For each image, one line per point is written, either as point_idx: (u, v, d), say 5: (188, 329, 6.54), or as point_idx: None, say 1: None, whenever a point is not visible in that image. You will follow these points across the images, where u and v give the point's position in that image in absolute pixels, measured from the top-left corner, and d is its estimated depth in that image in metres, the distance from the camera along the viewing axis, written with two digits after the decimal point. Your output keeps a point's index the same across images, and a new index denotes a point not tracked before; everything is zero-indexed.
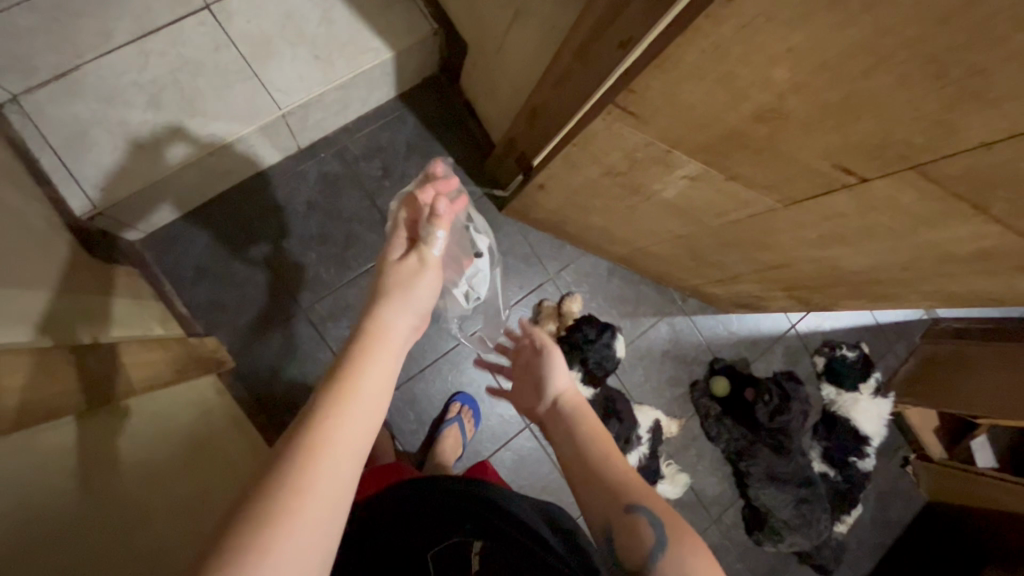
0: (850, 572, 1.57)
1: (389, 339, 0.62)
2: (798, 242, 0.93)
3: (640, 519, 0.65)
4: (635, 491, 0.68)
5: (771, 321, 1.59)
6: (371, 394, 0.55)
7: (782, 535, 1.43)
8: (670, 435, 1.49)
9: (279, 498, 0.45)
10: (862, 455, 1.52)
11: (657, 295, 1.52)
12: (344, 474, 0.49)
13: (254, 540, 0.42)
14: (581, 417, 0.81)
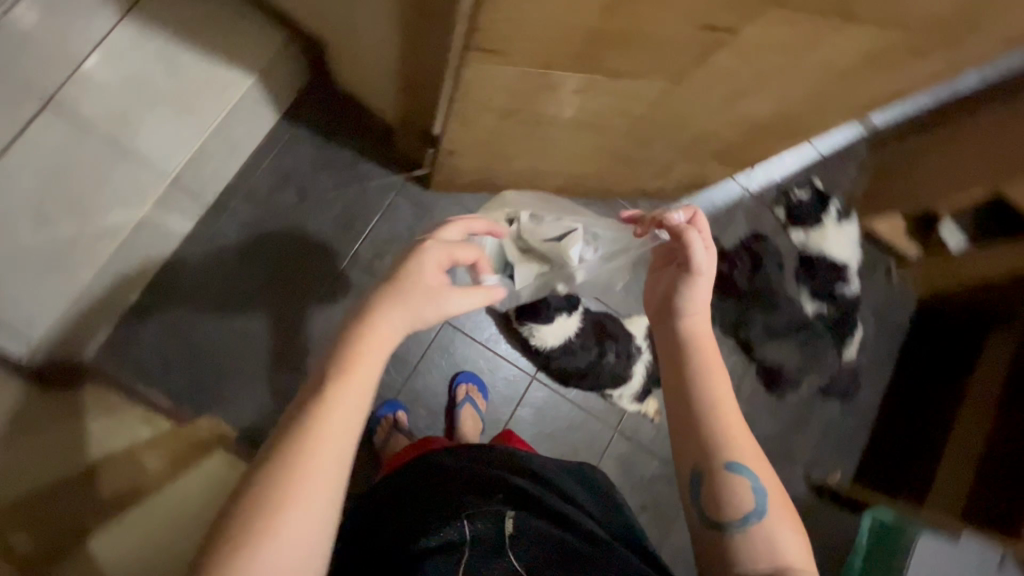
0: (872, 388, 1.65)
1: (390, 333, 0.66)
2: (706, 112, 0.93)
3: (741, 481, 0.69)
4: (739, 450, 0.71)
5: (724, 192, 1.61)
6: (356, 395, 0.61)
7: (798, 380, 1.53)
8: None
9: (280, 499, 0.54)
10: (845, 282, 1.58)
11: (607, 210, 1.52)
12: (328, 471, 0.56)
13: (254, 531, 0.52)
14: (716, 383, 0.74)
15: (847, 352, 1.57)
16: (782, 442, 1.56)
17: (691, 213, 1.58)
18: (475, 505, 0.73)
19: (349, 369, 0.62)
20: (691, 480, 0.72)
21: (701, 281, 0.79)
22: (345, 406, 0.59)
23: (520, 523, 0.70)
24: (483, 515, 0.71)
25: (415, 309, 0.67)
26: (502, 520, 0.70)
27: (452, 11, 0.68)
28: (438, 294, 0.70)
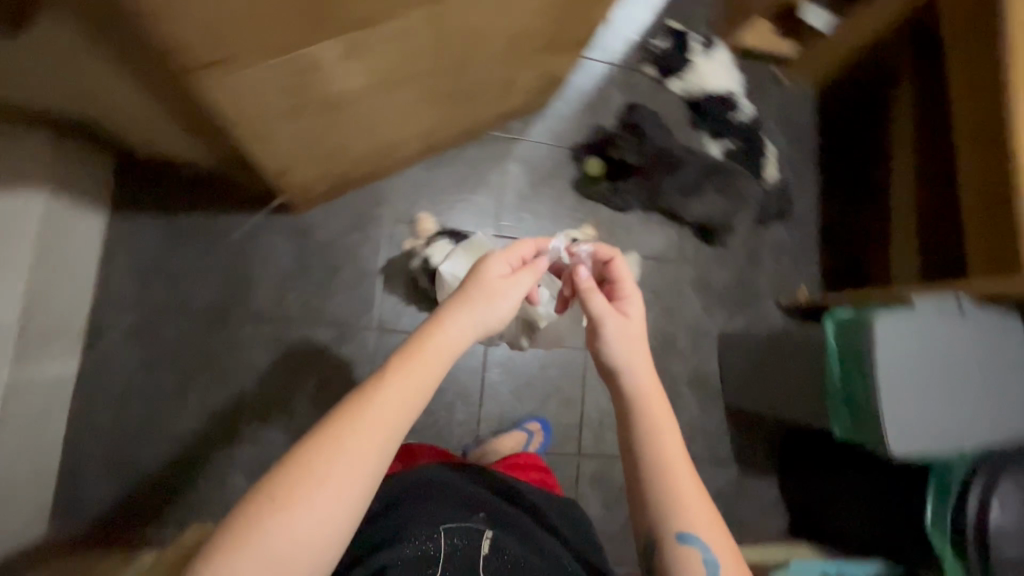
0: (804, 195, 1.66)
1: (466, 312, 0.75)
2: (498, 17, 0.85)
3: (693, 551, 0.71)
4: (692, 519, 0.72)
5: (588, 76, 1.53)
6: (421, 378, 0.68)
7: (729, 223, 1.52)
8: (592, 238, 1.48)
9: (301, 488, 0.59)
10: (737, 108, 1.56)
11: (484, 148, 1.45)
12: (369, 452, 0.62)
13: (273, 510, 0.58)
14: (668, 439, 0.75)
15: (769, 175, 1.57)
16: (743, 284, 1.59)
17: (566, 113, 1.50)
18: (452, 522, 0.80)
19: (425, 346, 0.71)
20: (648, 545, 0.75)
21: (614, 331, 0.82)
22: (404, 393, 0.66)
23: (495, 542, 0.79)
24: (458, 533, 0.79)
25: (483, 298, 0.77)
26: (478, 538, 0.79)
27: (142, 40, 0.58)
28: (504, 288, 0.79)
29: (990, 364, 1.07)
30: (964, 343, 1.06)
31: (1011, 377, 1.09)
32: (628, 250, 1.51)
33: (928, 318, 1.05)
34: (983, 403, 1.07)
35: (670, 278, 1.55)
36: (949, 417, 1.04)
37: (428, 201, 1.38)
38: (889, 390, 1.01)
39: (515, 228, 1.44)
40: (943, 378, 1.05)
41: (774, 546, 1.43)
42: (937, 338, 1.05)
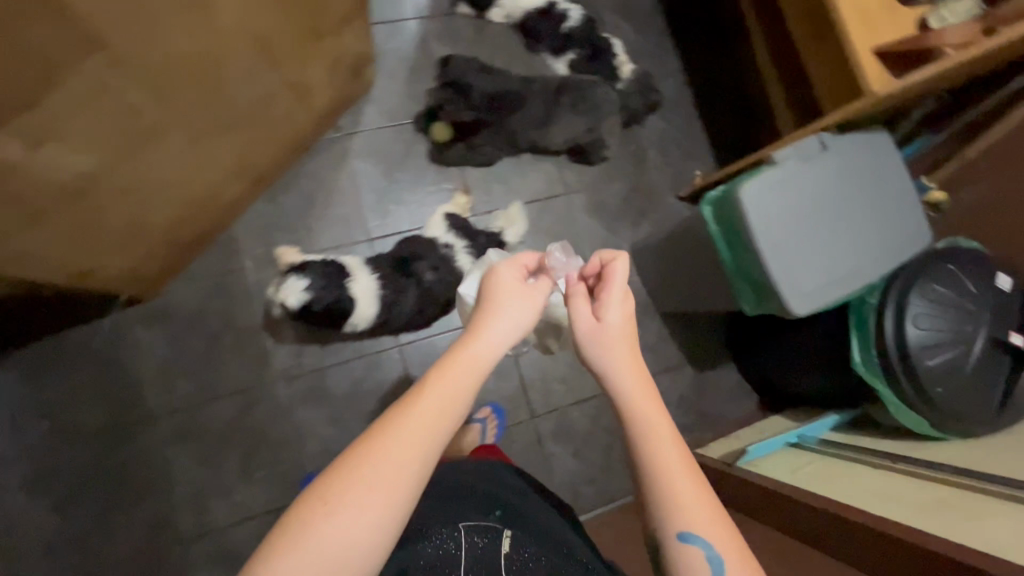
0: (669, 78, 1.58)
1: (491, 318, 0.66)
2: (221, 31, 0.77)
3: (697, 553, 0.62)
4: (693, 521, 0.62)
5: (402, 40, 1.41)
6: (461, 390, 0.61)
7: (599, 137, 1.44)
8: (468, 206, 1.39)
9: (318, 507, 0.54)
10: (566, 15, 1.44)
11: (325, 155, 1.35)
12: (403, 470, 0.56)
13: (292, 527, 0.53)
14: (661, 444, 0.65)
15: (625, 71, 1.48)
16: (637, 190, 1.54)
17: (394, 86, 1.40)
18: (473, 520, 0.81)
19: (457, 359, 0.63)
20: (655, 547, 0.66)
21: (603, 334, 0.70)
22: (438, 411, 0.59)
23: (515, 536, 0.79)
24: (480, 529, 0.80)
25: (505, 306, 0.67)
26: (497, 534, 0.79)
27: None
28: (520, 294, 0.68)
29: (867, 188, 1.04)
30: (834, 176, 1.02)
31: (891, 194, 1.06)
32: (509, 201, 1.45)
33: (792, 162, 1.01)
34: (871, 228, 1.04)
35: (563, 213, 1.49)
36: (843, 254, 1.01)
37: (285, 231, 1.30)
38: (771, 246, 0.98)
39: (386, 223, 1.36)
40: (823, 217, 1.01)
41: (745, 427, 1.44)
42: (806, 179, 1.01)
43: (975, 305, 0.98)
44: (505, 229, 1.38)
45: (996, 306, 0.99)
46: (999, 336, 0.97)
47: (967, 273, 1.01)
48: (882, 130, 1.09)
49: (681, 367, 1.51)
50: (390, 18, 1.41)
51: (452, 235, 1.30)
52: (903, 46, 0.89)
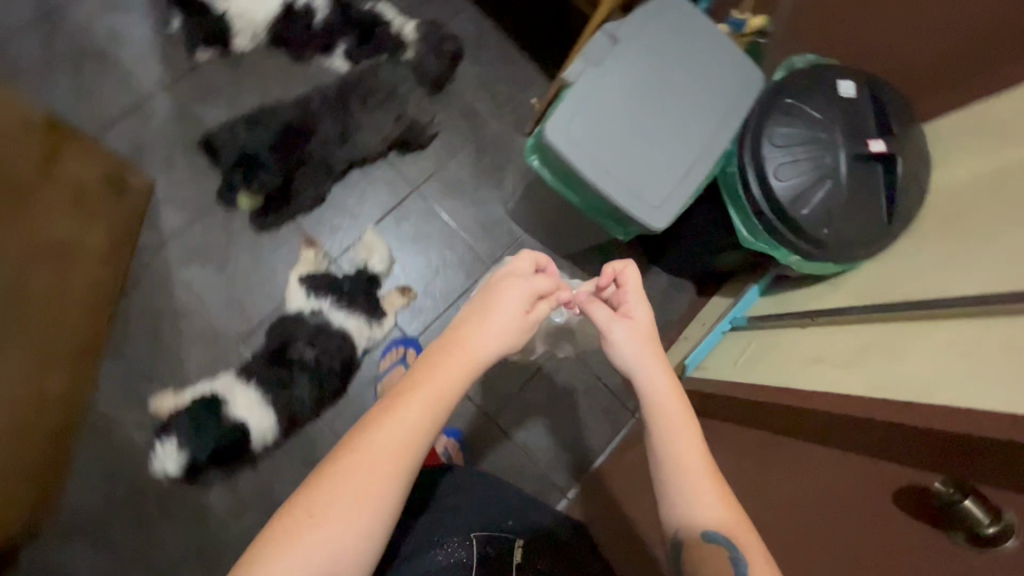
0: (459, 16, 1.42)
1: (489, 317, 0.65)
2: None
3: (717, 550, 0.62)
4: (715, 518, 0.63)
5: (157, 121, 1.23)
6: (450, 388, 0.61)
7: (416, 119, 1.33)
8: (320, 255, 1.26)
9: (301, 514, 0.53)
10: (311, 11, 1.27)
11: (144, 282, 1.20)
12: (390, 476, 0.56)
13: (280, 535, 0.53)
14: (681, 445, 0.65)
15: (408, 33, 1.33)
16: (484, 148, 1.41)
17: (176, 173, 1.23)
18: (485, 529, 0.80)
19: (444, 357, 0.62)
20: (675, 547, 0.66)
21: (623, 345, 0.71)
22: (414, 415, 0.58)
23: (527, 547, 0.79)
24: (492, 540, 0.79)
25: (506, 307, 0.66)
26: (509, 544, 0.79)
27: None
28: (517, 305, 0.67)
29: (676, 63, 0.95)
30: (638, 68, 0.93)
31: (705, 55, 0.97)
32: (361, 226, 1.31)
33: (590, 76, 0.91)
34: (698, 102, 0.96)
35: (424, 210, 1.36)
36: (678, 143, 0.94)
37: (147, 380, 1.17)
38: (607, 173, 0.90)
39: (248, 315, 1.23)
40: (645, 117, 0.93)
41: (692, 323, 1.40)
42: (612, 87, 0.91)
43: (825, 132, 0.92)
44: (368, 260, 1.27)
45: (847, 120, 0.92)
46: (860, 150, 0.91)
47: (808, 99, 0.93)
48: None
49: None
50: (131, 105, 1.22)
51: (316, 299, 1.20)
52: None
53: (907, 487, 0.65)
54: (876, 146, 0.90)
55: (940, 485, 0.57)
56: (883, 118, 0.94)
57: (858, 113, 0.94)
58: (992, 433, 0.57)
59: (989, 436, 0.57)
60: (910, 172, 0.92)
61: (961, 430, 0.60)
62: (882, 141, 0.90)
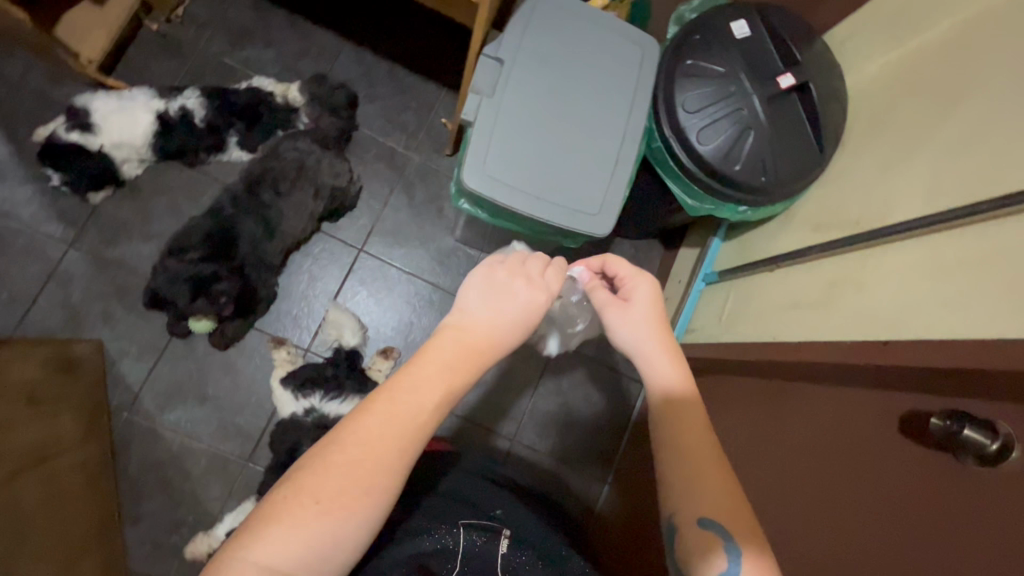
0: (338, 59, 1.35)
1: (501, 309, 0.61)
2: None
3: (711, 535, 0.56)
4: (715, 503, 0.57)
5: (79, 280, 1.18)
6: (456, 379, 0.57)
7: (339, 177, 1.21)
8: (292, 350, 1.24)
9: (306, 500, 0.50)
10: (187, 112, 1.17)
11: (132, 441, 1.17)
12: (393, 468, 0.52)
13: (282, 510, 0.49)
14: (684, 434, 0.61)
15: (294, 96, 1.26)
16: (412, 182, 1.37)
17: (120, 322, 1.19)
18: (475, 517, 0.76)
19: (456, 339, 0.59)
20: (669, 532, 0.59)
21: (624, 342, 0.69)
22: (421, 405, 0.55)
23: (516, 538, 0.73)
24: (478, 527, 0.74)
25: (521, 304, 0.61)
26: (497, 533, 0.73)
27: None
28: (533, 303, 0.62)
29: (569, 60, 0.91)
30: (533, 82, 0.89)
31: (595, 41, 0.93)
32: (321, 306, 1.30)
33: (488, 109, 0.87)
34: (604, 92, 0.93)
35: (376, 266, 1.34)
36: (597, 141, 0.91)
37: (175, 531, 1.16)
38: (535, 199, 0.89)
39: (246, 432, 1.21)
40: (555, 127, 0.90)
41: (668, 279, 1.39)
42: (514, 111, 0.88)
43: (732, 83, 0.90)
44: (340, 337, 1.26)
45: (748, 61, 0.91)
46: (772, 89, 0.90)
47: (705, 54, 0.91)
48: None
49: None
50: (47, 272, 1.17)
51: (304, 397, 1.17)
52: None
53: (906, 416, 0.64)
54: (786, 81, 0.89)
55: (935, 420, 0.57)
56: (783, 47, 0.93)
57: (759, 50, 0.92)
58: (978, 364, 0.57)
59: (974, 367, 0.57)
60: (826, 89, 0.92)
61: (950, 364, 0.60)
62: (790, 75, 0.89)
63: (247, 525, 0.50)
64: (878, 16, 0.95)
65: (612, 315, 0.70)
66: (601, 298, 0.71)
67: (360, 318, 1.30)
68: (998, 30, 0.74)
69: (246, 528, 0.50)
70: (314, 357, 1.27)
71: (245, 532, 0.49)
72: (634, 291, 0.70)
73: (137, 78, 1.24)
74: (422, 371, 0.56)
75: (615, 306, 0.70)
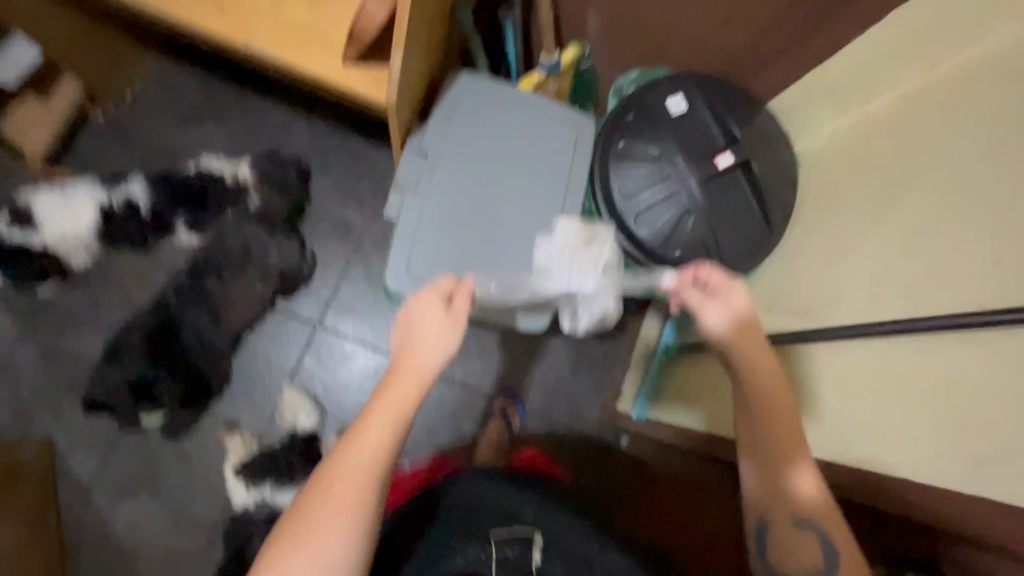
0: (289, 128, 1.31)
1: (431, 333, 0.58)
2: None
3: (806, 539, 0.57)
4: (802, 503, 0.58)
5: (29, 375, 1.17)
6: (404, 403, 0.55)
7: (286, 249, 1.21)
8: (248, 433, 1.20)
9: (291, 539, 0.51)
10: (129, 199, 1.19)
11: (83, 539, 1.14)
12: (363, 495, 0.53)
13: (274, 556, 0.51)
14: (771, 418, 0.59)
15: (243, 175, 1.24)
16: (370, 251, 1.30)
17: (70, 416, 1.17)
18: (505, 524, 0.71)
19: (400, 363, 0.57)
20: (759, 526, 0.60)
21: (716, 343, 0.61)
22: (383, 425, 0.54)
23: (549, 545, 0.70)
24: (512, 538, 0.70)
25: (449, 320, 0.59)
26: (529, 541, 0.70)
27: None
28: (459, 316, 0.59)
29: (496, 148, 0.88)
30: (458, 173, 0.87)
31: (524, 125, 0.90)
32: (277, 385, 1.24)
33: (411, 208, 0.86)
34: (535, 178, 0.89)
35: (336, 342, 1.27)
36: (529, 230, 0.87)
37: None
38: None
39: (202, 524, 1.17)
40: (485, 218, 0.87)
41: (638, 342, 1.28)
42: (439, 205, 0.86)
43: (664, 167, 0.87)
44: (295, 418, 1.21)
45: (683, 140, 0.87)
46: (709, 169, 0.86)
47: (641, 135, 0.88)
48: (463, 73, 0.90)
49: (553, 346, 1.28)
50: None
51: (256, 487, 1.16)
52: (353, 56, 0.77)
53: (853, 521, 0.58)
54: (723, 161, 0.86)
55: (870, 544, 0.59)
56: (722, 121, 0.89)
57: (694, 128, 0.89)
58: None
59: None
60: (769, 165, 0.87)
61: None
62: (728, 153, 0.87)
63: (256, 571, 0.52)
64: (826, 83, 0.89)
65: (720, 313, 0.60)
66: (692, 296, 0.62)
67: (318, 396, 1.24)
68: (939, 110, 0.68)
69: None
70: (270, 441, 1.20)
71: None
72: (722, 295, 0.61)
73: (85, 167, 1.24)
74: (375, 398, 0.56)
75: (725, 304, 0.61)
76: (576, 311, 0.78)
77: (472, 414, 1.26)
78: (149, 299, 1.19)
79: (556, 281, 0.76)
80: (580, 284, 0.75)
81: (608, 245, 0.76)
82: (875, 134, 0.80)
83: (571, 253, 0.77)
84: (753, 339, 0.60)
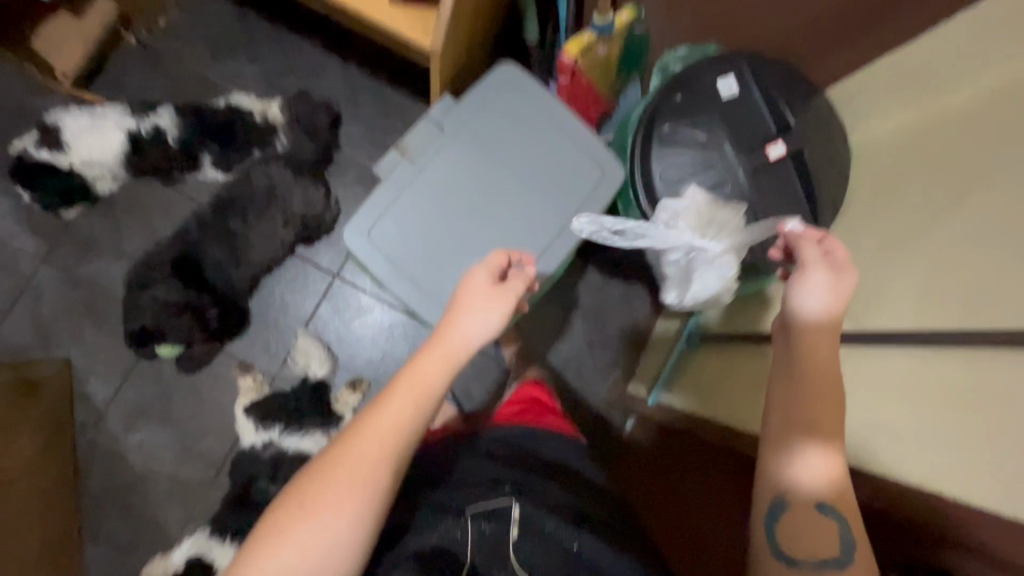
0: (320, 69, 1.27)
1: (475, 305, 0.57)
2: None
3: (829, 526, 0.51)
4: (818, 482, 0.52)
5: (49, 295, 1.18)
6: (437, 374, 0.54)
7: (316, 201, 1.17)
8: (261, 375, 1.21)
9: (297, 510, 0.49)
10: (156, 126, 1.17)
11: (94, 460, 1.17)
12: (377, 466, 0.51)
13: (276, 528, 0.49)
14: (805, 409, 0.53)
15: (273, 115, 1.20)
16: None
17: (88, 340, 1.19)
18: (483, 500, 0.64)
19: (433, 343, 0.55)
20: (769, 514, 0.54)
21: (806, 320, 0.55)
22: (410, 405, 0.53)
23: (526, 520, 0.61)
24: (488, 513, 0.62)
25: (495, 295, 0.57)
26: (506, 517, 0.61)
27: None
28: (507, 292, 0.58)
29: (516, 123, 0.87)
30: (467, 152, 0.86)
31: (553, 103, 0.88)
32: (291, 331, 1.24)
33: (407, 171, 0.85)
34: (547, 165, 0.87)
35: (351, 295, 1.26)
36: (539, 211, 0.86)
37: (134, 551, 1.16)
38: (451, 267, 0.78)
39: (209, 459, 1.19)
40: (484, 197, 0.86)
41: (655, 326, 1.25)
42: (437, 180, 0.85)
43: (711, 152, 0.83)
44: (308, 366, 1.21)
45: (730, 124, 0.83)
46: (760, 159, 0.83)
47: (689, 115, 0.84)
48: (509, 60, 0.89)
49: (570, 322, 1.27)
50: (19, 288, 1.18)
51: (265, 429, 1.17)
52: None
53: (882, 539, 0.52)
54: (775, 151, 0.82)
55: None
56: (775, 105, 0.84)
57: (747, 113, 0.84)
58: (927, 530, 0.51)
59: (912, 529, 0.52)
60: (820, 154, 0.83)
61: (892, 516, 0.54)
62: (780, 144, 0.82)
63: (252, 542, 0.50)
64: (896, 71, 0.83)
65: (821, 283, 0.55)
66: (811, 254, 0.57)
67: (332, 347, 1.24)
68: (1012, 104, 0.63)
69: (243, 550, 0.49)
70: (281, 385, 1.22)
71: (243, 553, 0.49)
72: (842, 272, 0.56)
73: (114, 91, 1.22)
74: (404, 378, 0.54)
75: (832, 274, 0.55)
76: (692, 273, 0.78)
77: (482, 380, 1.26)
78: (171, 232, 1.18)
79: (686, 235, 0.76)
80: (706, 247, 0.76)
81: (733, 218, 0.79)
82: (939, 128, 0.74)
83: (701, 219, 0.78)
84: (812, 324, 0.55)
